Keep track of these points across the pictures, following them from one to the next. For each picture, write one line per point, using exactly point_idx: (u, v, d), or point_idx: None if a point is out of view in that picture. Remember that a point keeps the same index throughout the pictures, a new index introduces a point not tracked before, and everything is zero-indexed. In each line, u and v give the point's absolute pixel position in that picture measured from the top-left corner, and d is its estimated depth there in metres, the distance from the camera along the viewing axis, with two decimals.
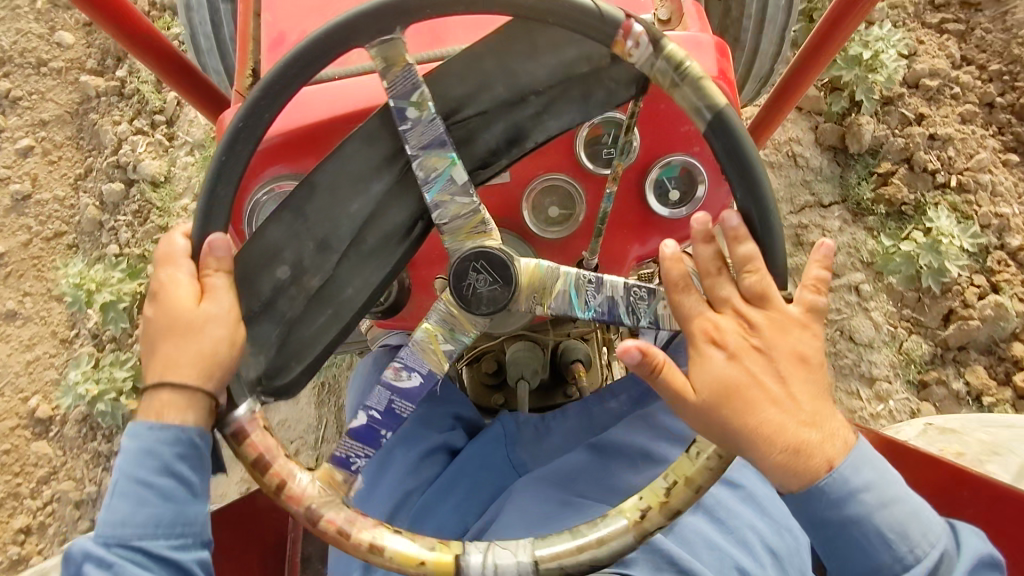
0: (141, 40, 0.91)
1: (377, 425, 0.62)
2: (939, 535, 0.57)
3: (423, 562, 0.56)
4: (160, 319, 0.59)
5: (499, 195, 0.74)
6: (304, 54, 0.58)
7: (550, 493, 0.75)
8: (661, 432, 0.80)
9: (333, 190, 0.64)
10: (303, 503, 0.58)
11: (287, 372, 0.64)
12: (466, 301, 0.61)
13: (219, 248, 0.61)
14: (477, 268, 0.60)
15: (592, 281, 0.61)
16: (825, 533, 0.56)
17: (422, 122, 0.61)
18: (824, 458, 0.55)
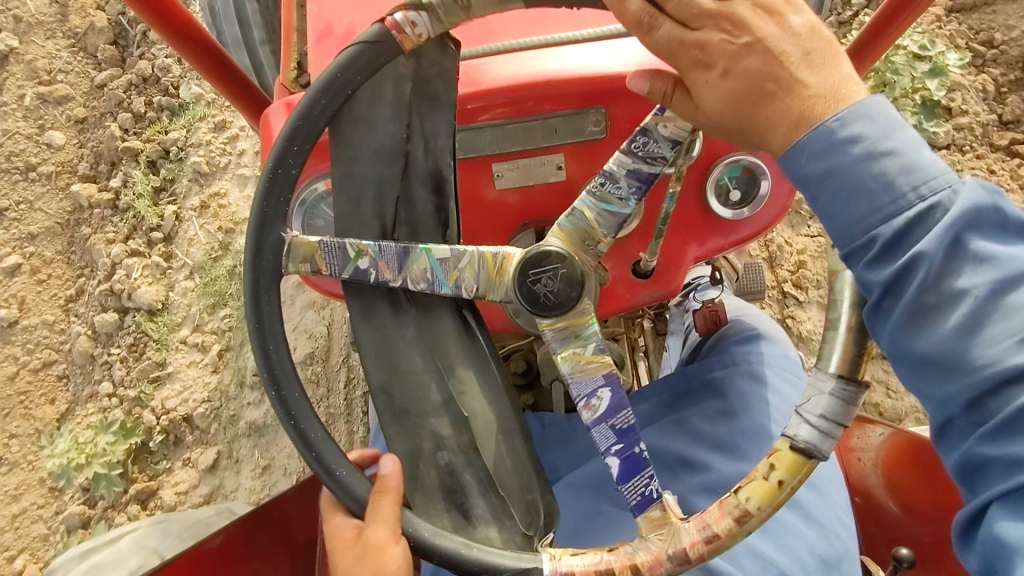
0: (182, 33, 0.82)
1: (631, 451, 0.56)
2: (934, 182, 0.46)
3: (780, 484, 0.50)
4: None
5: (551, 193, 0.70)
6: (265, 242, 0.59)
7: (587, 503, 0.73)
8: (699, 438, 0.74)
9: (393, 366, 0.62)
10: (663, 561, 0.52)
11: (536, 506, 0.60)
12: (539, 304, 0.58)
13: (367, 456, 0.63)
14: (534, 277, 0.58)
15: (603, 179, 0.58)
16: (810, 193, 0.50)
17: (376, 257, 0.59)
18: (812, 114, 0.50)
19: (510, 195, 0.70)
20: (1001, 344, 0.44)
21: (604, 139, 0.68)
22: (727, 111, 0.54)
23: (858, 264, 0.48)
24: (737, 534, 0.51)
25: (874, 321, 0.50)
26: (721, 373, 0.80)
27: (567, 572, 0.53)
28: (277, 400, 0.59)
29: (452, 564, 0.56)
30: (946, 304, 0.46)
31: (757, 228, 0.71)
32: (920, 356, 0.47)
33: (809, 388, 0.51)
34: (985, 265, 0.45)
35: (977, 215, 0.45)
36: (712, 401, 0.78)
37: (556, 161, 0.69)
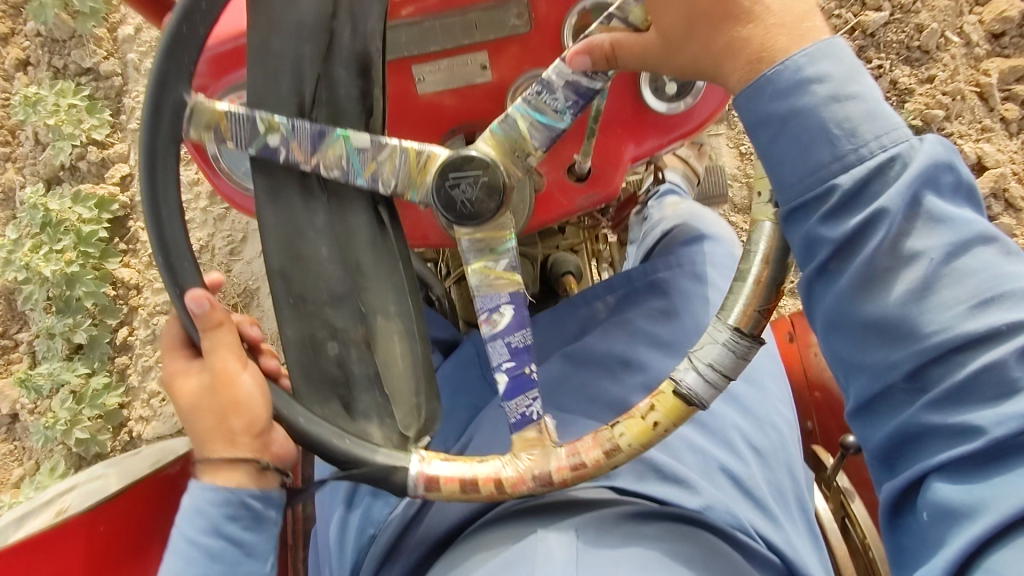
0: None
1: (520, 372, 0.56)
2: (893, 133, 0.46)
3: (656, 424, 0.51)
4: (203, 424, 0.60)
5: (478, 95, 0.66)
6: (163, 100, 0.51)
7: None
8: (642, 337, 0.74)
9: (293, 251, 0.56)
10: (528, 478, 0.53)
11: (420, 410, 0.57)
12: (455, 212, 0.55)
13: (206, 305, 0.55)
14: (452, 181, 0.55)
15: (540, 88, 0.54)
16: (765, 134, 0.49)
17: (289, 136, 0.54)
18: (774, 49, 0.49)
19: (446, 96, 0.67)
20: (951, 309, 0.45)
21: (529, 35, 0.64)
22: (687, 33, 0.52)
23: (811, 218, 0.48)
24: (606, 464, 0.52)
25: (816, 282, 0.50)
26: (665, 273, 0.79)
27: (433, 477, 0.54)
28: (162, 267, 0.54)
29: (322, 452, 0.55)
30: (902, 268, 0.46)
31: (696, 123, 0.68)
32: (866, 321, 0.48)
33: (709, 331, 0.50)
34: (937, 228, 0.46)
35: (934, 173, 0.46)
36: (654, 300, 0.77)
37: (480, 60, 0.64)
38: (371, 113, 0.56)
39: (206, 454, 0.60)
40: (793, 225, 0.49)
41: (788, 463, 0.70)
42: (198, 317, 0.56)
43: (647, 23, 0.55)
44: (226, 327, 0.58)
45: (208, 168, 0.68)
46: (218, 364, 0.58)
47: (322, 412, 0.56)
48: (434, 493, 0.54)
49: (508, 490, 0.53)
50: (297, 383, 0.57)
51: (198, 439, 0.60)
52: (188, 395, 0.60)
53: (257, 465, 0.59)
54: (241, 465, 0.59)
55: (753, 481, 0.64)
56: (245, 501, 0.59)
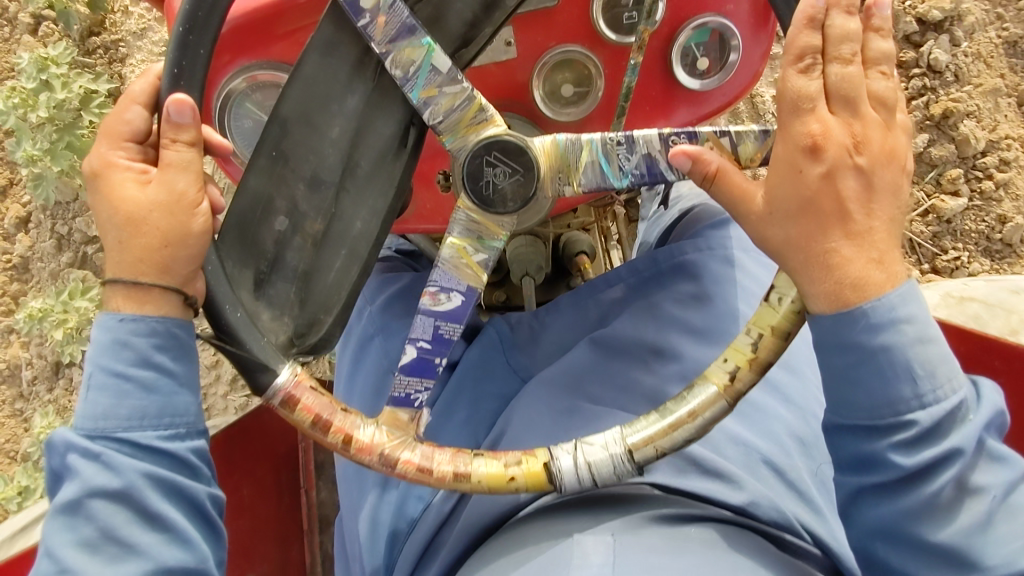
0: None
1: (429, 356, 0.56)
2: (963, 380, 0.48)
3: (513, 479, 0.52)
4: (130, 231, 0.53)
5: (504, 74, 0.63)
6: None
7: (563, 398, 0.69)
8: (672, 323, 0.72)
9: (308, 112, 0.55)
10: (376, 451, 0.53)
11: (319, 325, 0.58)
12: (474, 185, 0.54)
13: (185, 116, 0.52)
14: (492, 161, 0.54)
15: (622, 139, 0.53)
16: (844, 358, 0.48)
17: (382, 10, 0.52)
18: (870, 282, 0.47)
19: (468, 73, 0.63)
20: (1006, 543, 0.48)
21: (556, 10, 0.60)
22: (789, 219, 0.48)
23: (882, 442, 0.48)
24: (448, 484, 0.52)
25: (869, 494, 0.51)
26: (693, 255, 0.77)
27: (294, 397, 0.54)
28: (176, 37, 0.51)
29: (208, 309, 0.54)
30: (964, 501, 0.48)
31: (723, 102, 0.66)
32: (927, 542, 0.49)
33: (610, 438, 0.52)
34: (995, 465, 0.49)
35: (991, 419, 0.49)
36: (683, 283, 0.75)
37: (504, 36, 0.61)
38: (465, 44, 0.55)
39: (131, 278, 0.53)
40: (856, 443, 0.49)
41: (828, 452, 0.68)
42: (172, 124, 0.52)
43: (749, 162, 0.53)
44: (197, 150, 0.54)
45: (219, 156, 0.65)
46: (174, 181, 0.53)
47: (233, 268, 0.57)
48: (285, 412, 0.54)
49: (353, 450, 0.53)
50: (228, 226, 0.57)
51: (116, 245, 0.54)
52: (121, 200, 0.54)
53: (184, 302, 0.54)
54: (165, 294, 0.53)
55: (797, 474, 0.63)
56: (173, 332, 0.54)
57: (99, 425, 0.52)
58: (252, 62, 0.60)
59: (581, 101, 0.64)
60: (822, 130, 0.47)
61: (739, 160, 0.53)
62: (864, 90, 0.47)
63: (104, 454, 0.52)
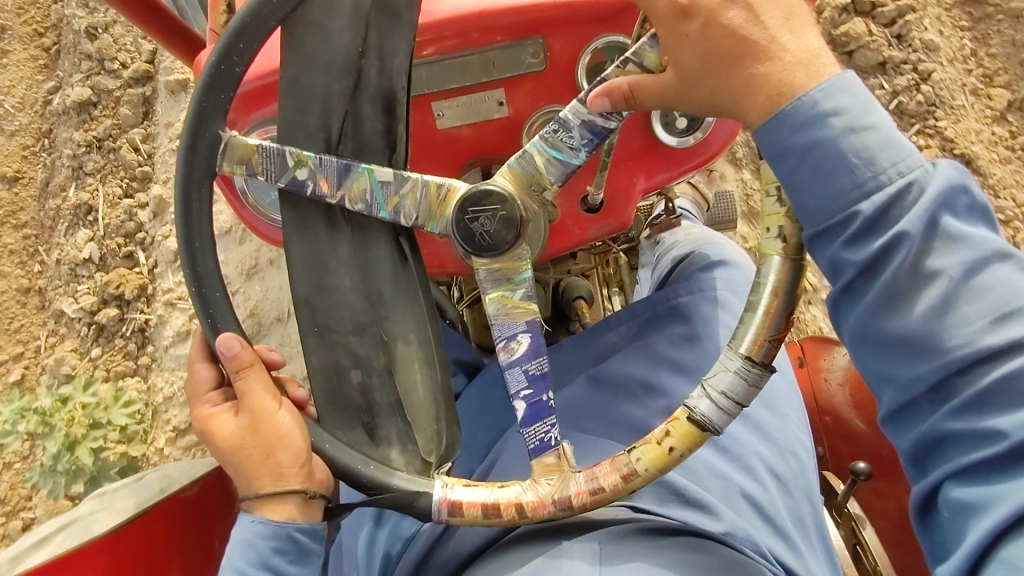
0: None
1: (538, 399, 0.57)
2: (910, 159, 0.47)
3: (672, 449, 0.52)
4: (241, 455, 0.62)
5: (495, 130, 0.69)
6: (197, 140, 0.57)
7: None
8: (663, 362, 0.75)
9: (319, 280, 0.61)
10: (548, 503, 0.54)
11: (441, 435, 0.61)
12: (474, 244, 0.58)
13: (235, 348, 0.60)
14: (471, 216, 0.57)
15: (557, 126, 0.56)
16: (787, 166, 0.49)
17: (315, 169, 0.58)
18: (794, 86, 0.49)
19: (467, 132, 0.69)
20: (973, 325, 0.47)
21: (544, 72, 0.66)
22: (704, 71, 0.52)
23: (834, 242, 0.49)
24: (624, 488, 0.53)
25: (841, 300, 0.51)
26: (686, 298, 0.79)
27: (456, 503, 0.56)
28: (198, 297, 0.59)
29: (347, 476, 0.59)
30: (927, 288, 0.47)
31: (705, 156, 0.70)
32: (892, 336, 0.49)
33: (723, 357, 0.51)
34: (956, 247, 0.47)
35: (950, 195, 0.47)
36: (675, 325, 0.78)
37: (496, 97, 0.67)
38: (393, 150, 0.60)
39: (255, 491, 0.62)
40: (817, 249, 0.50)
41: (807, 492, 0.70)
42: (229, 359, 0.60)
43: (663, 65, 0.55)
44: (256, 365, 0.62)
45: (235, 198, 0.71)
46: (253, 402, 0.62)
47: (347, 437, 0.61)
48: (457, 519, 0.56)
49: (530, 514, 0.54)
50: (321, 408, 0.61)
51: (245, 471, 0.62)
52: (228, 436, 0.63)
53: (304, 495, 0.61)
54: (287, 497, 0.61)
55: (774, 507, 0.64)
56: (293, 535, 0.61)
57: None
58: (269, 118, 0.66)
59: None
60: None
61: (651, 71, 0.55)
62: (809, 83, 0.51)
63: None
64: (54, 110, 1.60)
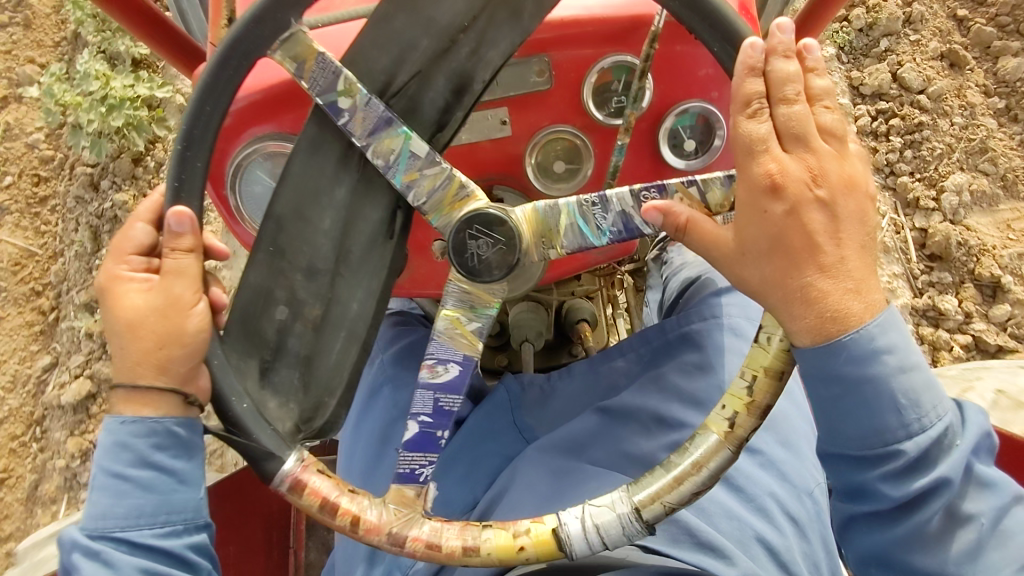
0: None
1: (431, 431, 0.56)
2: (946, 406, 0.50)
3: (522, 549, 0.51)
4: (126, 331, 0.57)
5: (496, 149, 0.67)
6: (268, 17, 0.53)
7: (561, 460, 0.70)
8: (673, 394, 0.72)
9: (301, 207, 0.59)
10: (383, 532, 0.53)
11: (324, 408, 0.59)
12: (462, 258, 0.56)
13: (185, 226, 0.56)
14: (474, 233, 0.56)
15: (596, 201, 0.54)
16: (831, 392, 0.50)
17: (360, 108, 0.56)
18: (849, 314, 0.49)
19: (468, 148, 0.67)
20: (1001, 572, 0.51)
21: (550, 91, 0.64)
22: (763, 254, 0.50)
23: (871, 472, 0.51)
24: (459, 559, 0.52)
25: (870, 522, 0.54)
26: (698, 326, 0.77)
27: (304, 484, 0.55)
28: (176, 157, 0.56)
29: (217, 403, 0.56)
30: (961, 531, 0.52)
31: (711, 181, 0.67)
32: (917, 566, 0.53)
33: (615, 499, 0.52)
34: (985, 491, 0.52)
35: (978, 443, 0.52)
36: (689, 353, 0.75)
37: (500, 116, 0.65)
38: (440, 128, 0.58)
39: (131, 381, 0.57)
40: (848, 471, 0.52)
41: (824, 535, 0.67)
42: (171, 235, 0.56)
43: (722, 207, 0.53)
44: (195, 254, 0.57)
45: (230, 217, 0.69)
46: (172, 288, 0.57)
47: (237, 363, 0.59)
48: (294, 497, 0.55)
49: (362, 532, 0.53)
50: (232, 320, 0.59)
51: (123, 351, 0.57)
52: (124, 310, 0.57)
53: (183, 400, 0.57)
54: (164, 395, 0.57)
55: (790, 553, 0.62)
56: (171, 430, 0.57)
57: (101, 524, 0.54)
58: (265, 131, 0.64)
59: (574, 179, 0.68)
60: (779, 169, 0.49)
61: (710, 208, 0.54)
62: (813, 126, 0.50)
63: (104, 551, 0.54)
64: (45, 400, 1.53)
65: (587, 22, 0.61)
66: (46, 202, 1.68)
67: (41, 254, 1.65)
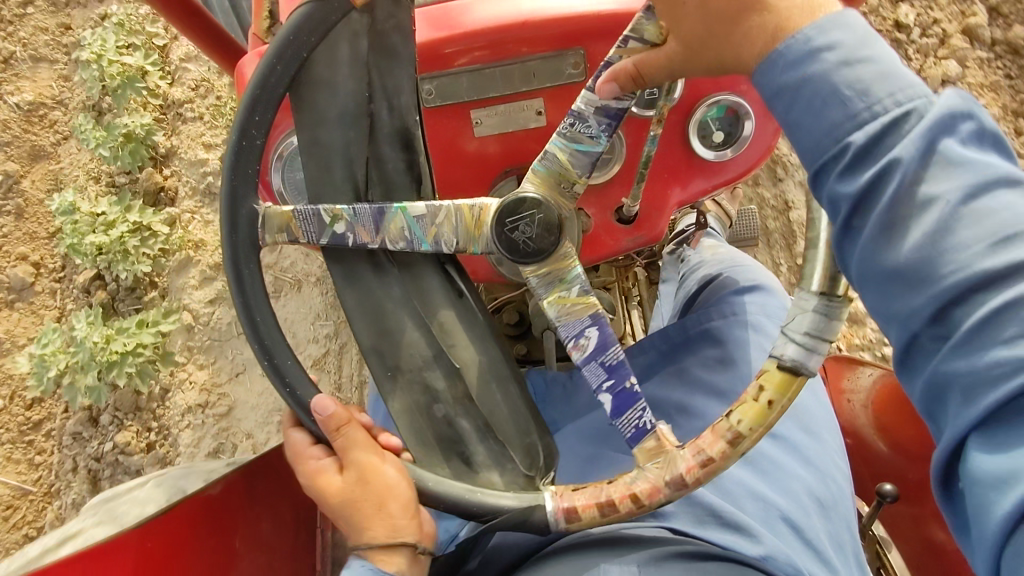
0: None
1: (622, 388, 0.55)
2: (911, 90, 0.44)
3: (772, 404, 0.49)
4: (346, 510, 0.58)
5: (532, 139, 0.70)
6: (239, 216, 0.59)
7: (588, 448, 0.73)
8: (698, 385, 0.75)
9: (382, 326, 0.62)
10: (661, 491, 0.52)
11: (535, 447, 0.60)
12: (518, 252, 0.58)
13: (330, 407, 0.58)
14: (511, 225, 0.57)
15: (573, 120, 0.57)
16: (783, 105, 0.48)
17: (352, 221, 0.60)
18: (793, 24, 0.48)
19: (504, 139, 0.70)
20: (971, 248, 0.41)
21: (584, 81, 0.67)
22: (710, 35, 0.52)
23: (830, 177, 0.46)
24: (733, 454, 0.50)
25: (841, 245, 0.47)
26: (718, 322, 0.80)
27: (572, 508, 0.54)
28: (268, 369, 0.59)
29: (454, 509, 0.56)
30: (922, 216, 0.43)
31: (743, 168, 0.70)
32: (883, 270, 0.44)
33: (791, 310, 0.48)
34: (955, 170, 0.42)
35: (949, 121, 0.43)
36: (708, 348, 0.78)
37: (536, 106, 0.68)
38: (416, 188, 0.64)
39: (362, 540, 0.57)
40: (819, 189, 0.47)
41: (846, 521, 0.69)
42: (324, 419, 0.58)
43: (663, 36, 0.56)
44: (354, 421, 0.59)
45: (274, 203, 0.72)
46: (358, 458, 0.58)
47: (443, 471, 0.59)
48: (574, 525, 0.54)
49: (646, 502, 0.52)
50: (411, 447, 0.61)
51: (360, 538, 0.58)
52: (335, 493, 0.59)
53: (415, 549, 0.57)
54: (398, 548, 0.57)
55: (813, 532, 0.64)
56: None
57: None
58: None
59: (604, 171, 0.69)
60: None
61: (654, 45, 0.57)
62: None
63: None
64: None
65: (622, 16, 0.64)
66: (40, 425, 1.54)
67: (35, 492, 1.49)
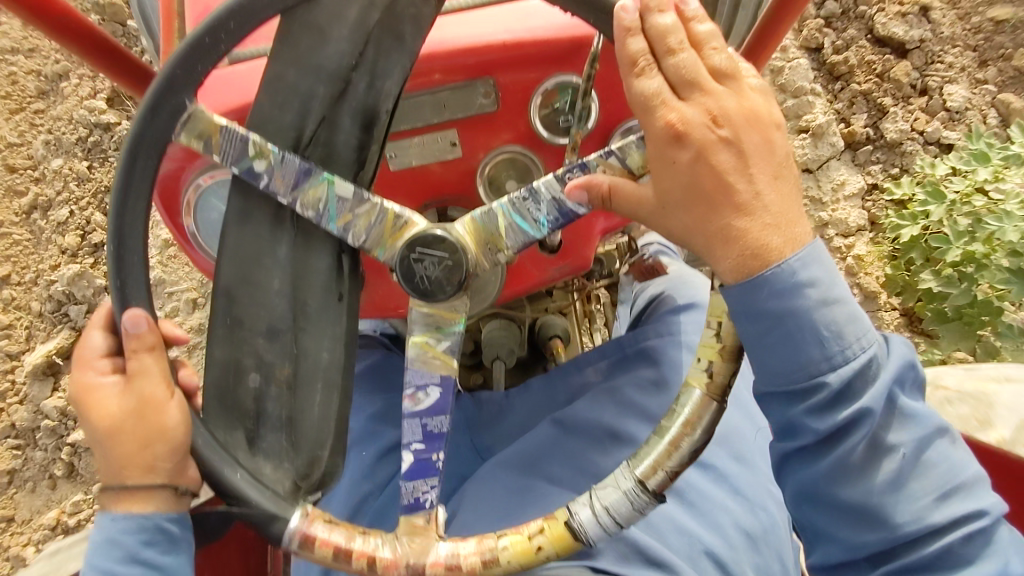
0: None
1: (426, 457, 0.56)
2: (870, 337, 0.52)
3: (540, 549, 0.52)
4: (113, 435, 0.58)
5: (448, 170, 0.68)
6: (162, 103, 0.54)
7: (519, 478, 0.72)
8: (629, 407, 0.75)
9: (247, 274, 0.59)
10: (400, 565, 0.53)
11: (319, 463, 0.59)
12: (414, 285, 0.56)
13: (142, 326, 0.57)
14: (418, 255, 0.56)
15: (526, 194, 0.55)
16: (757, 327, 0.51)
17: (275, 166, 0.56)
18: (769, 248, 0.51)
19: (421, 171, 0.68)
20: (919, 500, 0.54)
21: (495, 112, 0.65)
22: (682, 204, 0.52)
23: (799, 407, 0.53)
24: (480, 574, 0.52)
25: (799, 458, 0.56)
26: (654, 341, 0.80)
27: (311, 536, 0.55)
28: (111, 256, 0.56)
29: (211, 480, 0.57)
30: (883, 459, 0.54)
31: None
32: (845, 501, 0.54)
33: (618, 475, 0.52)
34: (909, 424, 0.54)
35: (902, 375, 0.55)
36: (644, 369, 0.78)
37: (449, 137, 0.66)
38: (362, 165, 0.58)
39: (121, 480, 0.58)
40: (779, 409, 0.54)
41: (778, 549, 0.72)
42: (130, 337, 0.57)
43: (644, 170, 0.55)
44: (157, 351, 0.58)
45: (185, 241, 0.69)
46: (143, 387, 0.58)
47: (224, 438, 0.58)
48: (305, 552, 0.55)
49: (380, 570, 0.53)
50: (209, 398, 0.59)
51: (116, 457, 0.58)
52: (106, 416, 0.58)
53: (174, 491, 0.58)
54: (155, 491, 0.58)
55: (737, 563, 0.67)
56: (163, 526, 0.58)
57: None
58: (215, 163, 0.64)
59: None
60: (680, 119, 0.50)
61: (632, 173, 0.55)
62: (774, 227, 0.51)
63: None
64: None
65: (527, 44, 0.63)
66: None
67: None
